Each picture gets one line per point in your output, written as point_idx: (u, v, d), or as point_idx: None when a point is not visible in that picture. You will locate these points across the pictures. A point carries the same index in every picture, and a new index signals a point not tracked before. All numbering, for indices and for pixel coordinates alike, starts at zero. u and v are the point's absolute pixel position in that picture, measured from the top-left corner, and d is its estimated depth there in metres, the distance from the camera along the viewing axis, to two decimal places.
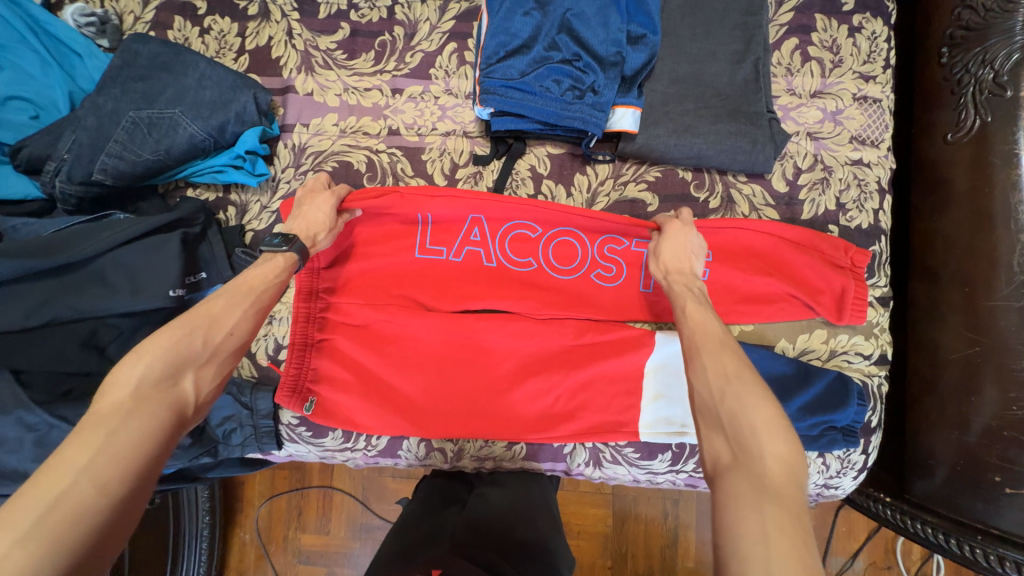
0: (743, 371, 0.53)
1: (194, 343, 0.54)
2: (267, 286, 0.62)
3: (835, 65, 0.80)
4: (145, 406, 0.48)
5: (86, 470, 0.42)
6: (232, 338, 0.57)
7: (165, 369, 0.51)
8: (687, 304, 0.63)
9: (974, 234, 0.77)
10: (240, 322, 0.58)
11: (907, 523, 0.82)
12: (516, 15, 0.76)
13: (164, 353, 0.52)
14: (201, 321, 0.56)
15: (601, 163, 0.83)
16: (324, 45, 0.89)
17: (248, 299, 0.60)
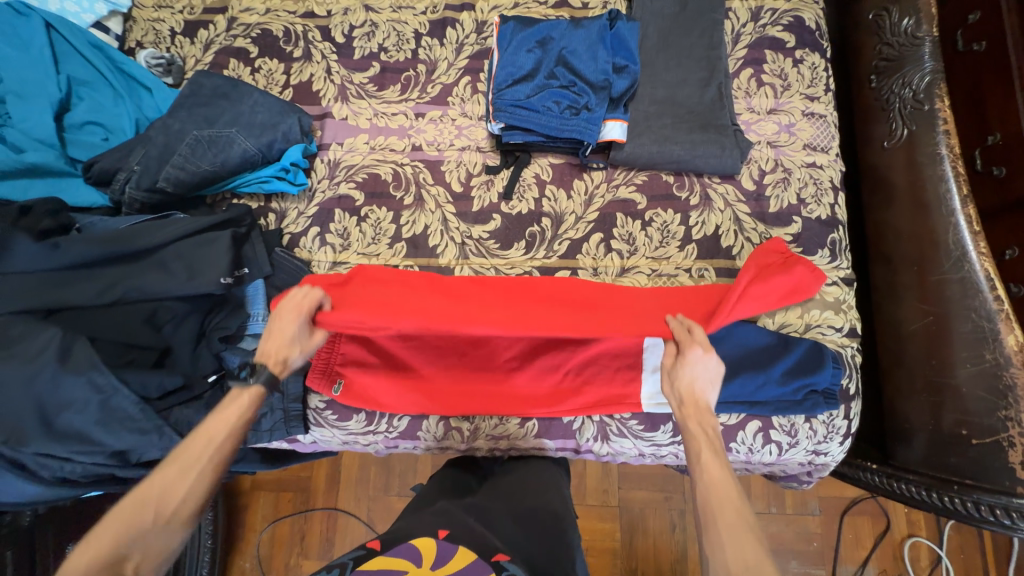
0: (761, 563, 0.56)
1: (146, 515, 0.59)
2: (224, 440, 0.66)
3: (785, 88, 0.97)
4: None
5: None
6: (184, 505, 0.61)
7: (114, 544, 0.56)
8: (703, 454, 0.67)
9: (916, 221, 0.90)
10: (191, 490, 0.62)
11: (893, 485, 0.89)
12: (521, 52, 0.93)
13: (117, 532, 0.57)
14: (153, 495, 0.60)
15: (595, 170, 0.97)
16: (357, 80, 1.05)
17: (203, 464, 0.63)
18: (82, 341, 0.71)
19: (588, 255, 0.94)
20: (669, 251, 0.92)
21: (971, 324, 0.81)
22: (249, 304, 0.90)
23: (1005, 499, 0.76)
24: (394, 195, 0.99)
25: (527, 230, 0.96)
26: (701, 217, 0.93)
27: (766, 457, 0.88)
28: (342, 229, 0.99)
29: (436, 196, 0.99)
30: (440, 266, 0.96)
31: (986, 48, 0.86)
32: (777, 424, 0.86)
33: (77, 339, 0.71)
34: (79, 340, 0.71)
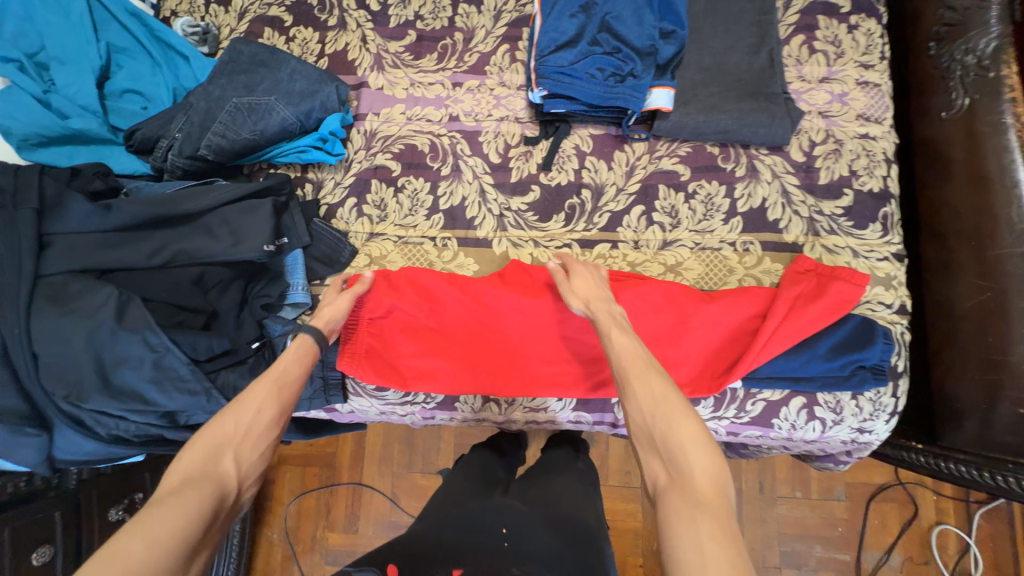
0: (668, 392, 0.62)
1: (228, 429, 0.61)
2: (285, 366, 0.70)
3: (838, 56, 0.93)
4: (190, 487, 0.54)
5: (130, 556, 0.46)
6: (260, 418, 0.63)
7: (207, 454, 0.58)
8: (613, 331, 0.71)
9: (973, 195, 0.87)
10: (265, 400, 0.65)
11: (942, 465, 0.88)
12: (565, 17, 0.90)
13: (206, 444, 0.58)
14: (235, 405, 0.63)
15: (637, 141, 0.95)
16: (393, 49, 1.03)
17: (275, 388, 0.67)
18: (136, 301, 0.74)
19: (628, 228, 0.92)
20: (713, 225, 0.90)
21: None
22: (289, 273, 0.90)
23: None
24: (431, 166, 0.98)
25: (566, 203, 0.94)
26: (747, 190, 0.90)
27: (809, 434, 0.86)
28: (378, 201, 0.98)
29: (473, 167, 0.98)
30: (478, 238, 0.95)
31: None
32: (822, 400, 0.84)
33: (132, 298, 0.74)
34: (134, 300, 0.74)
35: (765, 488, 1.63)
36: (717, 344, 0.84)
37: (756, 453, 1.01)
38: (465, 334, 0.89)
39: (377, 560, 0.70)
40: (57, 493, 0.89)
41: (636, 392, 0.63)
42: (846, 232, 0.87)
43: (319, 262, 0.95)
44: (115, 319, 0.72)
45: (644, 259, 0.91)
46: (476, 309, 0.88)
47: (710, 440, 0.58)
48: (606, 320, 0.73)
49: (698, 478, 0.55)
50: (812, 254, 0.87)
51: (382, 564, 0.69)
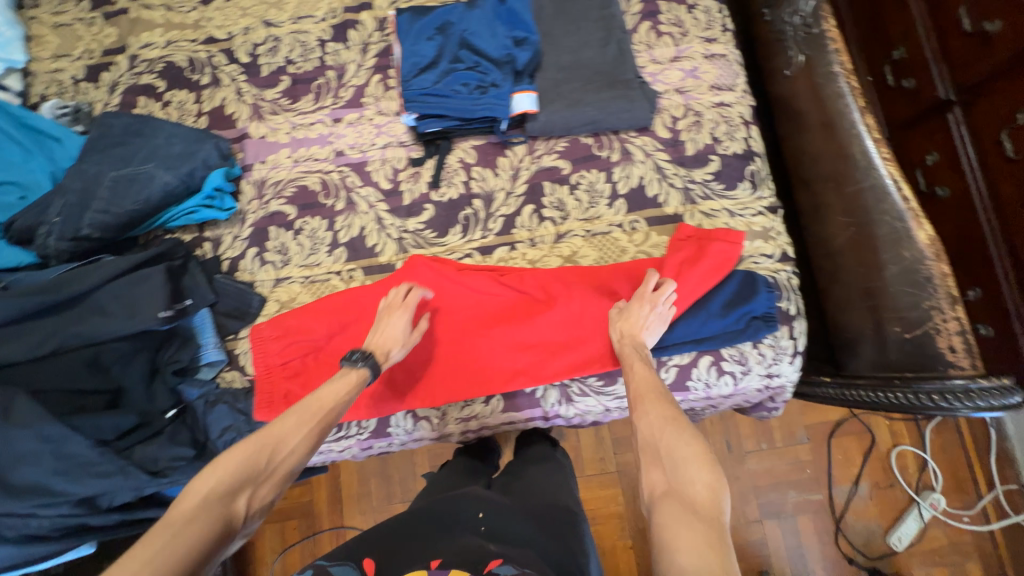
0: (676, 416, 0.67)
1: (261, 461, 0.63)
2: (321, 403, 0.72)
3: (683, 35, 1.00)
4: (204, 514, 0.55)
5: (145, 565, 0.48)
6: (290, 459, 0.66)
7: (233, 481, 0.60)
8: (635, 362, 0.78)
9: (826, 141, 0.94)
10: (300, 443, 0.67)
11: (847, 393, 0.91)
12: (422, 41, 0.94)
13: (237, 469, 0.61)
14: (263, 438, 0.65)
15: (517, 144, 0.99)
16: (270, 96, 1.05)
17: (314, 424, 0.70)
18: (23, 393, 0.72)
19: (523, 227, 0.96)
20: (600, 210, 0.95)
21: (887, 226, 0.85)
22: (199, 333, 0.92)
23: (947, 382, 0.79)
24: (325, 203, 1.00)
25: (460, 215, 0.97)
26: (624, 172, 0.95)
27: (724, 389, 0.91)
28: (279, 246, 0.99)
29: (367, 197, 1.00)
30: (382, 264, 0.97)
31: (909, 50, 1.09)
32: (727, 355, 0.89)
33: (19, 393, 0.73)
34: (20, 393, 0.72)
35: (733, 446, 1.68)
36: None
37: (695, 415, 1.04)
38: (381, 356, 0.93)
39: (355, 554, 0.68)
40: None
41: (644, 411, 0.69)
42: (720, 195, 0.93)
43: (228, 317, 0.95)
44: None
45: (542, 254, 0.94)
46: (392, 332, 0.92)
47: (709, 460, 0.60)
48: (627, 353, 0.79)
49: (698, 490, 0.57)
50: (692, 221, 0.92)
51: (359, 557, 0.67)
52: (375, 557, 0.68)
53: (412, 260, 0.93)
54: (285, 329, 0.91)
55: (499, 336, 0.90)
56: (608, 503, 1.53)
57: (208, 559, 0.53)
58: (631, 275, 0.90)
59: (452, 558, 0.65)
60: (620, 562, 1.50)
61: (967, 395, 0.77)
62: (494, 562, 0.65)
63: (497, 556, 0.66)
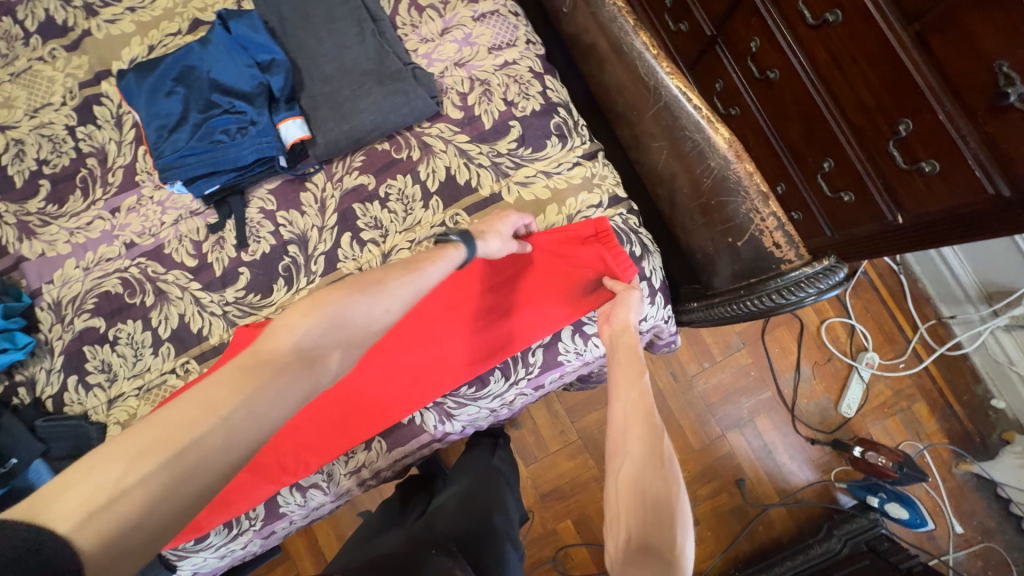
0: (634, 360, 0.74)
1: (358, 311, 0.57)
2: (434, 262, 0.66)
3: (445, 4, 0.92)
4: (285, 370, 0.52)
5: (215, 427, 0.47)
6: (387, 314, 0.59)
7: (324, 332, 0.55)
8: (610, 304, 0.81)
9: (619, 70, 0.90)
10: (396, 301, 0.60)
11: (711, 312, 0.90)
12: (161, 98, 0.84)
13: (329, 317, 0.55)
14: (376, 288, 0.59)
15: (315, 173, 0.91)
16: (34, 207, 0.93)
17: (424, 286, 0.63)
18: None
19: (347, 259, 0.89)
20: (417, 215, 0.89)
21: (689, 142, 0.83)
22: (40, 487, 0.85)
23: (783, 278, 0.79)
24: (133, 303, 0.91)
25: (279, 267, 0.90)
26: (430, 167, 0.89)
27: (597, 351, 0.89)
28: (101, 364, 0.90)
29: (176, 281, 0.91)
30: (214, 346, 0.89)
31: None
32: (586, 318, 0.87)
33: None
34: None
35: (678, 374, 1.64)
36: (466, 318, 0.87)
37: (601, 372, 1.05)
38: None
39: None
40: None
41: (636, 431, 0.64)
42: (529, 159, 0.88)
43: (68, 460, 0.87)
44: None
45: None
46: None
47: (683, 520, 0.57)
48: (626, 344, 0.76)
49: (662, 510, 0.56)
50: (511, 196, 0.87)
51: None
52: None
53: (237, 333, 0.86)
54: None
55: (366, 374, 0.86)
56: (573, 476, 1.50)
57: (278, 424, 0.52)
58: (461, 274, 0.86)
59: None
60: (595, 527, 1.48)
61: (801, 285, 0.77)
62: None
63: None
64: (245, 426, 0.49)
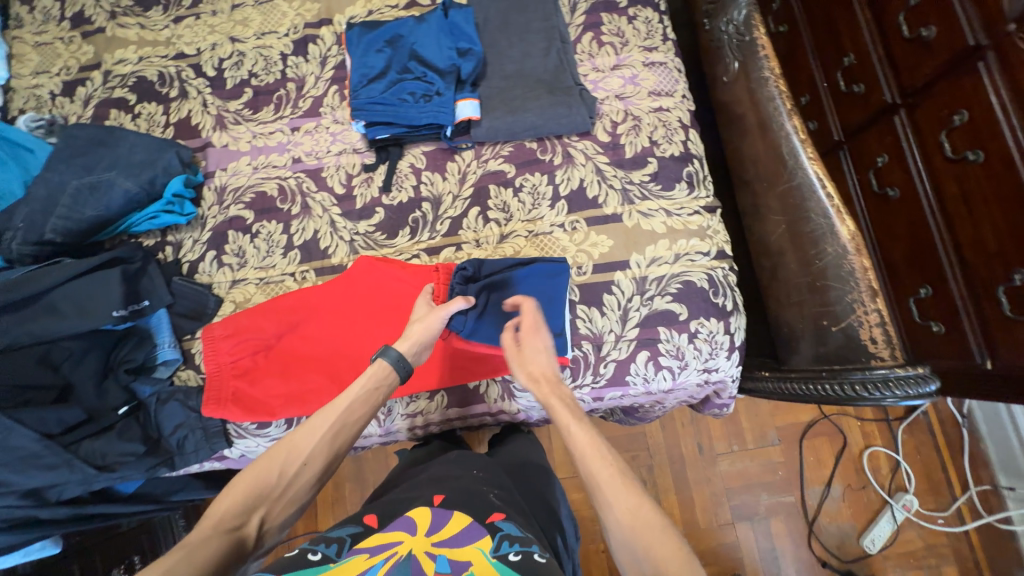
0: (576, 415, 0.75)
1: (273, 475, 0.69)
2: (348, 410, 0.75)
3: (623, 45, 1.04)
4: (219, 534, 0.62)
5: (164, 573, 0.54)
6: (304, 469, 0.71)
7: (246, 501, 0.66)
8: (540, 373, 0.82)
9: (762, 143, 0.97)
10: (312, 455, 0.72)
11: (782, 386, 0.94)
12: (371, 53, 0.99)
13: (250, 487, 0.67)
14: (288, 449, 0.71)
15: (465, 150, 1.03)
16: (233, 107, 1.10)
17: (334, 426, 0.74)
18: None
19: (469, 229, 0.99)
20: (542, 211, 0.98)
21: (811, 223, 0.88)
22: (156, 333, 0.95)
23: (870, 372, 0.82)
24: (282, 208, 1.04)
25: (409, 217, 1.01)
26: (566, 174, 0.99)
27: (663, 384, 0.93)
28: (237, 249, 1.03)
29: (321, 201, 1.04)
30: (333, 265, 1.00)
31: (853, 58, 1.21)
32: (664, 350, 0.91)
33: None
34: None
35: (704, 447, 1.63)
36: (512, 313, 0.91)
37: (651, 409, 1.08)
38: (325, 359, 0.95)
39: (355, 517, 0.68)
40: None
41: (610, 503, 0.64)
42: (656, 195, 0.96)
43: (185, 318, 0.98)
44: None
45: (486, 254, 0.97)
46: (343, 326, 0.96)
47: (680, 552, 0.58)
48: (545, 393, 0.79)
49: None
50: (630, 221, 0.95)
51: (359, 518, 0.67)
52: (376, 515, 0.69)
53: (358, 261, 0.97)
54: (232, 327, 0.95)
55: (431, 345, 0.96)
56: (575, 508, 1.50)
57: (222, 571, 0.59)
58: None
59: (453, 502, 0.69)
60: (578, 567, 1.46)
61: (889, 384, 0.79)
62: (496, 516, 0.68)
63: (499, 511, 0.70)
64: (188, 571, 0.55)
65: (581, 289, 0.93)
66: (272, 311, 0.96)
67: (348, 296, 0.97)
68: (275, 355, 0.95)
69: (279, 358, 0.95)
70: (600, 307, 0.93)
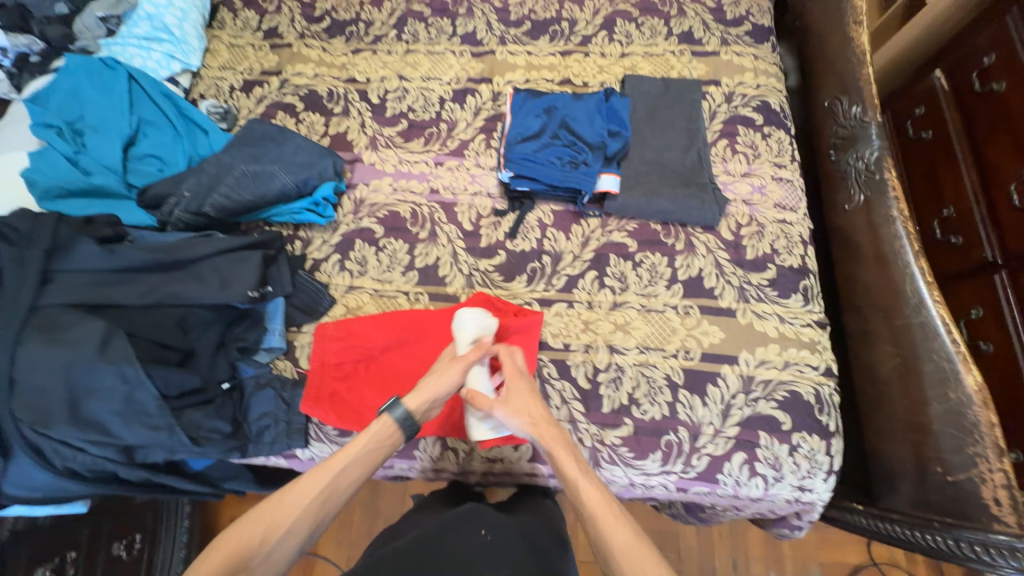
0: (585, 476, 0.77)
1: (254, 544, 0.67)
2: (335, 478, 0.73)
3: (756, 157, 1.12)
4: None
5: None
6: (285, 540, 0.68)
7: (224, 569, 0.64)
8: (546, 425, 0.83)
9: (879, 274, 1.00)
10: (297, 523, 0.69)
11: (880, 526, 0.91)
12: (530, 117, 1.10)
13: (233, 554, 0.65)
14: (273, 517, 0.69)
15: (592, 217, 1.09)
16: (387, 133, 1.21)
17: (325, 490, 0.72)
18: (121, 334, 0.76)
19: (583, 290, 1.03)
20: (658, 289, 1.01)
21: (934, 364, 0.87)
22: (269, 318, 0.97)
23: (990, 536, 0.79)
24: (411, 230, 1.10)
25: (528, 266, 1.05)
26: (686, 261, 1.03)
27: (754, 491, 0.89)
28: (361, 258, 1.08)
29: (448, 232, 1.10)
30: (448, 294, 1.04)
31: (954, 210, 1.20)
32: (762, 456, 0.89)
33: (117, 332, 0.77)
34: (118, 334, 0.77)
35: (739, 565, 1.51)
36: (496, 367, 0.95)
37: (720, 514, 1.03)
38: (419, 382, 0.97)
39: None
40: None
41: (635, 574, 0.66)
42: (772, 300, 0.99)
43: (298, 310, 1.01)
44: (96, 350, 0.74)
45: (596, 317, 1.00)
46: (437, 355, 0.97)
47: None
48: (551, 437, 0.81)
49: None
50: (744, 319, 0.97)
51: None
52: None
53: (473, 296, 1.02)
54: (346, 328, 0.99)
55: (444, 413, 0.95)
56: None
57: None
58: (665, 357, 0.96)
59: None
60: None
61: (1010, 554, 0.77)
62: None
63: None
64: None
65: (686, 374, 0.94)
66: (383, 324, 0.99)
67: (455, 324, 0.99)
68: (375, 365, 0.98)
69: (377, 370, 0.98)
70: (703, 396, 0.92)
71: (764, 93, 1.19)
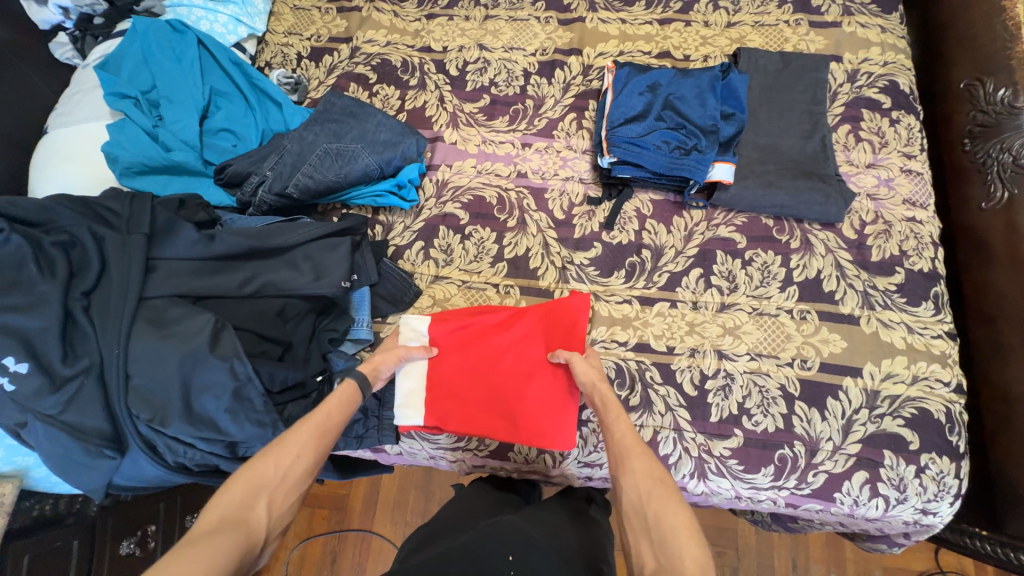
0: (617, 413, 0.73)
1: (268, 472, 0.62)
2: (329, 412, 0.70)
3: (883, 145, 1.01)
4: (226, 529, 0.55)
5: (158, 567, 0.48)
6: (299, 463, 0.64)
7: (244, 495, 0.59)
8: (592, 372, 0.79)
9: (1021, 282, 0.90)
10: (303, 449, 0.65)
11: (1008, 554, 0.87)
12: (634, 95, 1.00)
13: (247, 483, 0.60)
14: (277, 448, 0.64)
15: (696, 209, 1.00)
16: (468, 109, 1.13)
17: (318, 427, 0.68)
18: (230, 328, 0.75)
19: (687, 288, 0.95)
20: (770, 291, 0.93)
21: None
22: (356, 309, 0.92)
23: None
24: (498, 217, 1.03)
25: (627, 261, 0.98)
26: (803, 261, 0.94)
27: (872, 512, 0.84)
28: (446, 246, 1.02)
29: (538, 221, 1.02)
30: (541, 287, 0.98)
31: None
32: (885, 476, 0.83)
33: (225, 326, 0.75)
34: (227, 328, 0.75)
35: None
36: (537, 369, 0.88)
37: (816, 526, 0.98)
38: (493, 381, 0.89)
39: None
40: (75, 520, 0.91)
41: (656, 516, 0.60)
42: (900, 307, 0.91)
43: (384, 301, 0.96)
44: (208, 345, 0.72)
45: (702, 320, 0.93)
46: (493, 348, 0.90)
47: (688, 524, 0.58)
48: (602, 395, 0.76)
49: None
50: (868, 327, 0.89)
51: None
52: None
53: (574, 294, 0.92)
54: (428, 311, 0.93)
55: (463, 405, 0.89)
56: None
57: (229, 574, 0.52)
58: (779, 365, 0.89)
59: None
60: None
61: None
62: None
63: None
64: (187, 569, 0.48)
65: (803, 385, 0.87)
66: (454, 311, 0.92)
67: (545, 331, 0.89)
68: (459, 349, 0.91)
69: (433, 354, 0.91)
70: (822, 410, 0.86)
71: (893, 72, 1.05)
